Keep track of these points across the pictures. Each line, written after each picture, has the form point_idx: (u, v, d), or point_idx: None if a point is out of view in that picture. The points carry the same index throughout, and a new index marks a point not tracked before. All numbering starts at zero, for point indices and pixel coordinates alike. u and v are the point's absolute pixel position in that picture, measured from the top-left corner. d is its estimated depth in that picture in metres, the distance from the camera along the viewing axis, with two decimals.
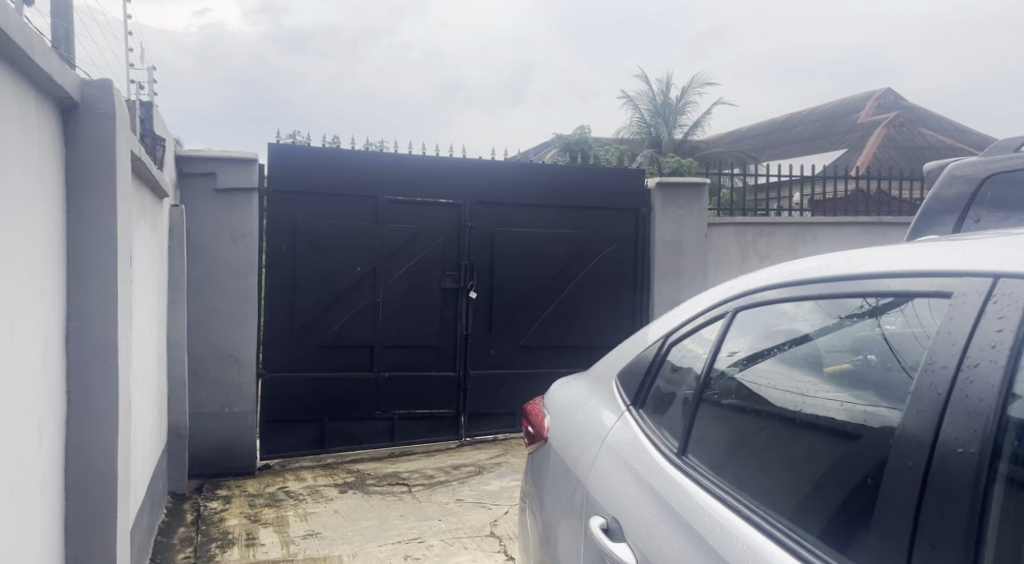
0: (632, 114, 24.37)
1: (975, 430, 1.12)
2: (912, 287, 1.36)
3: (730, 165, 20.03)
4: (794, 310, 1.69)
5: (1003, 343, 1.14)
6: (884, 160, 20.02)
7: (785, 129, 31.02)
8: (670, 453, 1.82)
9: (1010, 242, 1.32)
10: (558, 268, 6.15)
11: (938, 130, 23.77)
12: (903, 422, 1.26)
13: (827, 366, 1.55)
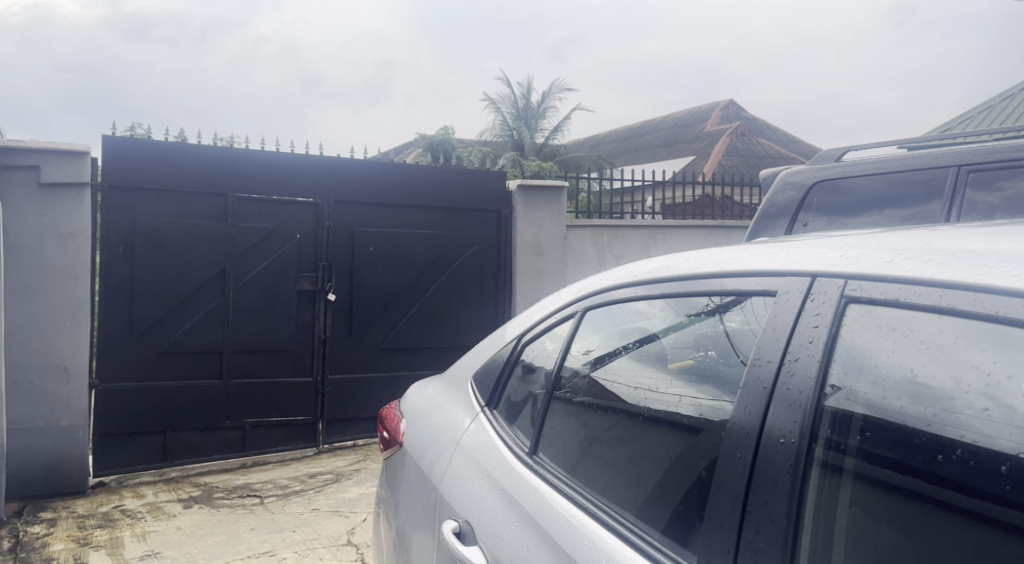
0: (495, 116, 24.65)
1: (794, 421, 1.20)
2: (749, 286, 1.43)
3: (588, 170, 20.71)
4: (643, 308, 1.74)
5: (819, 338, 1.23)
6: (728, 168, 21.41)
7: (642, 135, 32.46)
8: (522, 453, 1.84)
9: (828, 244, 1.42)
10: (420, 269, 6.09)
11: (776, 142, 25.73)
12: (734, 414, 1.33)
13: (674, 362, 1.61)
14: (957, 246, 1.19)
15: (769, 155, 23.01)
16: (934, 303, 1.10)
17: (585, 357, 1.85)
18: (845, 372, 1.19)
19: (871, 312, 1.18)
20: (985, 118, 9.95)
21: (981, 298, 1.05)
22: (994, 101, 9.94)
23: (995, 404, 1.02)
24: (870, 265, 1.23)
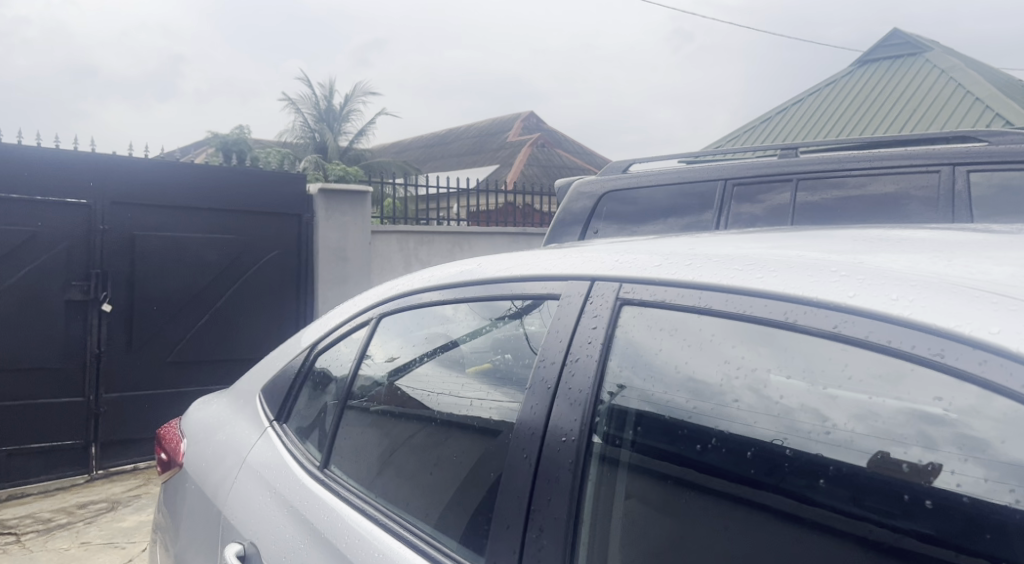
0: (296, 117, 23.73)
1: (575, 420, 1.25)
2: (548, 289, 1.45)
3: (393, 175, 20.55)
4: (452, 312, 1.71)
5: (597, 339, 1.29)
6: (529, 177, 22.26)
7: (448, 142, 32.83)
8: (314, 468, 1.78)
9: (608, 249, 1.51)
10: (212, 276, 5.70)
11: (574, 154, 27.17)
12: (521, 415, 1.36)
13: (476, 366, 1.60)
14: (714, 251, 1.32)
15: (567, 165, 24.23)
16: (694, 304, 1.21)
17: (387, 364, 1.81)
18: (620, 371, 1.26)
19: (643, 313, 1.27)
20: (749, 136, 11.15)
21: (733, 299, 1.16)
22: (756, 122, 11.16)
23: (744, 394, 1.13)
24: (641, 269, 1.32)
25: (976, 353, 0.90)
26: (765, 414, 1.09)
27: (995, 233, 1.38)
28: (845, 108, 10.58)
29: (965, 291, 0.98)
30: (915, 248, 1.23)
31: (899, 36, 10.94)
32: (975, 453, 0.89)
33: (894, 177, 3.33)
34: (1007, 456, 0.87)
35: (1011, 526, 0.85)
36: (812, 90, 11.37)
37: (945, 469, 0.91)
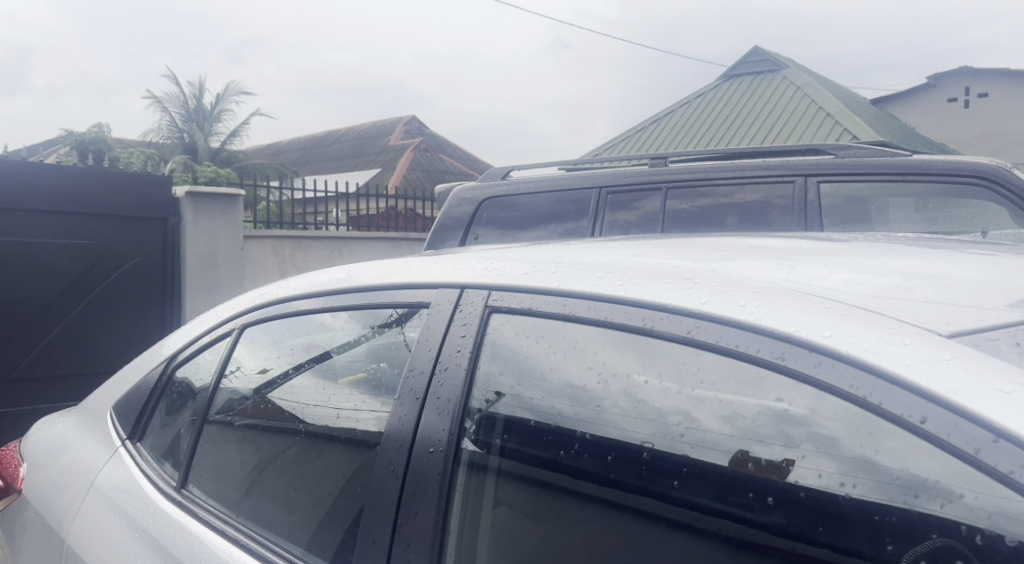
0: (161, 116, 22.44)
1: (443, 430, 1.25)
2: (426, 296, 1.42)
3: (267, 178, 19.83)
4: (331, 320, 1.64)
5: (466, 347, 1.29)
6: (412, 182, 22.09)
7: (328, 144, 32.02)
8: (169, 488, 1.69)
9: (480, 257, 1.51)
10: (64, 285, 5.30)
11: (457, 159, 27.26)
12: (388, 426, 1.34)
13: (350, 376, 1.54)
14: (580, 259, 1.35)
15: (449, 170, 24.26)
16: (559, 311, 1.23)
17: (259, 376, 1.71)
18: (489, 379, 1.27)
19: (510, 320, 1.28)
20: (624, 144, 11.49)
21: (596, 306, 1.19)
22: (631, 131, 11.52)
23: (607, 399, 1.15)
24: (508, 276, 1.34)
25: (813, 356, 0.95)
26: (628, 417, 1.12)
27: (833, 242, 1.49)
28: (712, 120, 11.13)
29: (804, 297, 1.04)
30: (763, 256, 1.30)
31: (759, 52, 11.63)
32: (816, 450, 0.94)
33: (761, 187, 3.51)
34: (842, 452, 0.92)
35: (847, 516, 0.90)
36: (683, 102, 11.89)
37: (796, 461, 0.96)
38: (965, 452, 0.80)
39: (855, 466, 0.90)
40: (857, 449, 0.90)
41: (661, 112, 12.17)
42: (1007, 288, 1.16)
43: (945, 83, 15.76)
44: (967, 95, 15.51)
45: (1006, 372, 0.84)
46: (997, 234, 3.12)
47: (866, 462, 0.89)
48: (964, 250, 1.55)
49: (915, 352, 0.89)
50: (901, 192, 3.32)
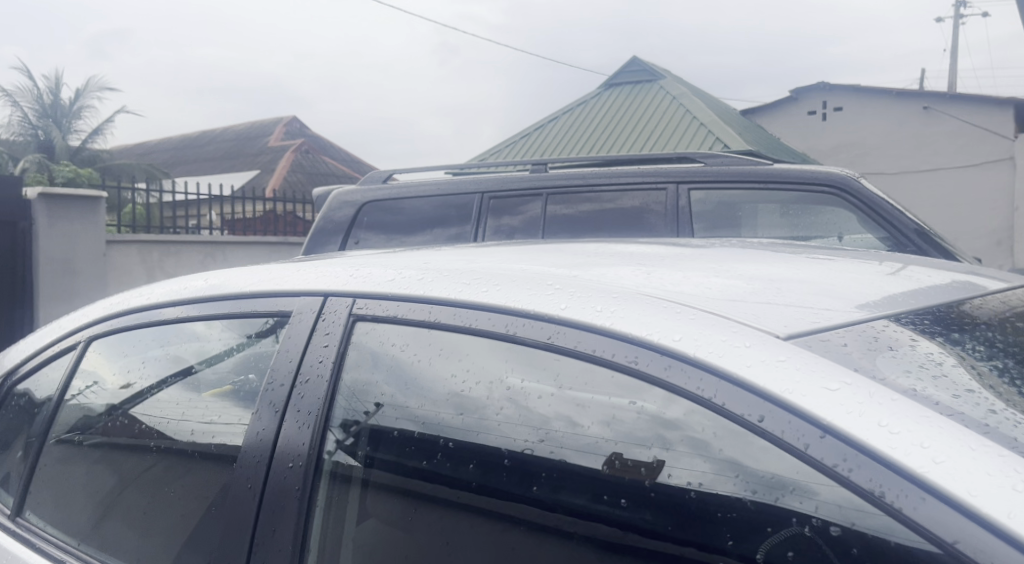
0: (13, 110, 20.74)
1: (302, 444, 1.21)
2: (295, 303, 1.36)
3: (134, 179, 18.73)
4: (205, 329, 1.53)
5: (328, 357, 1.26)
6: (293, 185, 21.49)
7: (204, 144, 30.57)
8: (5, 519, 1.60)
9: (348, 264, 1.48)
10: None
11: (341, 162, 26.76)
12: (245, 441, 1.29)
13: (216, 388, 1.45)
14: (446, 266, 1.34)
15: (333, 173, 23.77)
16: (425, 318, 1.22)
17: (122, 391, 1.59)
18: (353, 390, 1.23)
19: (375, 329, 1.26)
20: (508, 150, 11.57)
21: (460, 313, 1.18)
22: (515, 137, 11.63)
23: (469, 406, 1.14)
24: (373, 283, 1.31)
25: (663, 360, 0.97)
26: (489, 423, 1.11)
27: (693, 248, 1.55)
28: (594, 128, 11.41)
29: (658, 302, 1.06)
30: (624, 262, 1.33)
31: (637, 64, 12.06)
32: (666, 449, 0.96)
33: (639, 193, 3.62)
34: (690, 451, 0.94)
35: (695, 514, 0.91)
36: (566, 109, 12.13)
37: (652, 459, 0.97)
38: (796, 448, 0.84)
39: (701, 463, 0.93)
40: (704, 447, 0.93)
41: (545, 118, 12.41)
42: (843, 290, 1.25)
43: (808, 96, 14.37)
44: (825, 108, 14.20)
45: (834, 371, 0.89)
46: (852, 239, 3.32)
47: (710, 459, 0.92)
48: (812, 255, 1.66)
49: (756, 353, 0.93)
50: (767, 199, 3.49)
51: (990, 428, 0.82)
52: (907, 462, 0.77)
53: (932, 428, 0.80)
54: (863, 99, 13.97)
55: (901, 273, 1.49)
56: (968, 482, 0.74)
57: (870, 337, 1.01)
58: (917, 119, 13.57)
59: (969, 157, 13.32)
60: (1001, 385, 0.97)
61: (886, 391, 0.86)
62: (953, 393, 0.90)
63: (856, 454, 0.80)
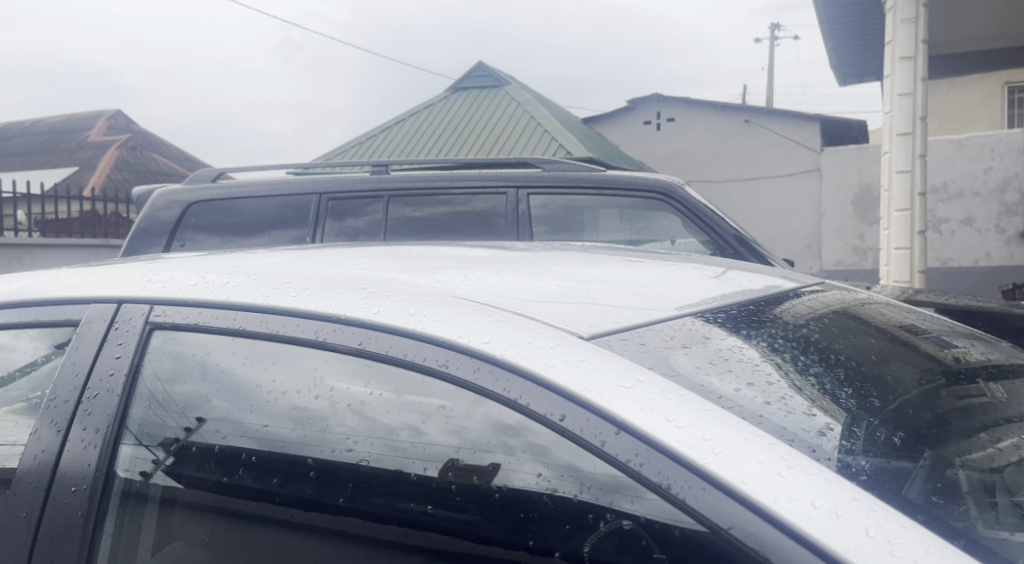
0: None
1: (87, 465, 1.11)
2: (88, 310, 1.25)
3: None
4: (8, 340, 1.34)
5: (120, 370, 1.17)
6: (116, 184, 19.89)
7: (13, 137, 27.65)
8: None
9: (160, 267, 1.37)
10: None
11: (174, 160, 25.12)
12: (21, 465, 1.16)
13: (7, 407, 1.28)
14: (259, 269, 1.27)
15: (164, 172, 22.26)
16: (230, 325, 1.15)
17: None
18: (151, 399, 1.16)
19: (174, 336, 1.19)
20: (352, 152, 11.29)
21: (267, 319, 1.12)
22: (361, 137, 11.40)
23: (282, 417, 1.09)
24: (174, 288, 1.23)
25: (472, 363, 0.96)
26: (308, 434, 1.06)
27: (514, 251, 1.56)
28: (441, 132, 11.41)
29: (467, 303, 1.05)
30: (441, 266, 1.32)
31: (483, 69, 12.16)
32: (476, 451, 0.95)
33: (486, 198, 3.64)
34: (497, 453, 0.94)
35: (498, 514, 0.91)
36: (412, 111, 12.03)
37: (459, 459, 0.96)
38: (593, 445, 0.87)
39: (507, 464, 0.93)
40: (510, 448, 0.93)
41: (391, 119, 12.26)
42: (650, 290, 1.30)
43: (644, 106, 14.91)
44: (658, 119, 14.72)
45: (631, 368, 0.91)
46: (683, 243, 3.49)
47: (515, 460, 0.93)
48: (639, 258, 1.72)
49: (559, 353, 0.94)
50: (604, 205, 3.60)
51: (765, 419, 0.88)
52: (691, 455, 0.81)
53: (713, 420, 0.84)
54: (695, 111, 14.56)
55: (723, 276, 1.59)
56: (743, 470, 0.79)
57: (667, 335, 1.05)
58: (741, 132, 14.19)
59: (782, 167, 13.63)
60: (779, 378, 1.05)
61: (675, 387, 0.89)
62: (734, 387, 0.95)
63: (648, 449, 0.83)
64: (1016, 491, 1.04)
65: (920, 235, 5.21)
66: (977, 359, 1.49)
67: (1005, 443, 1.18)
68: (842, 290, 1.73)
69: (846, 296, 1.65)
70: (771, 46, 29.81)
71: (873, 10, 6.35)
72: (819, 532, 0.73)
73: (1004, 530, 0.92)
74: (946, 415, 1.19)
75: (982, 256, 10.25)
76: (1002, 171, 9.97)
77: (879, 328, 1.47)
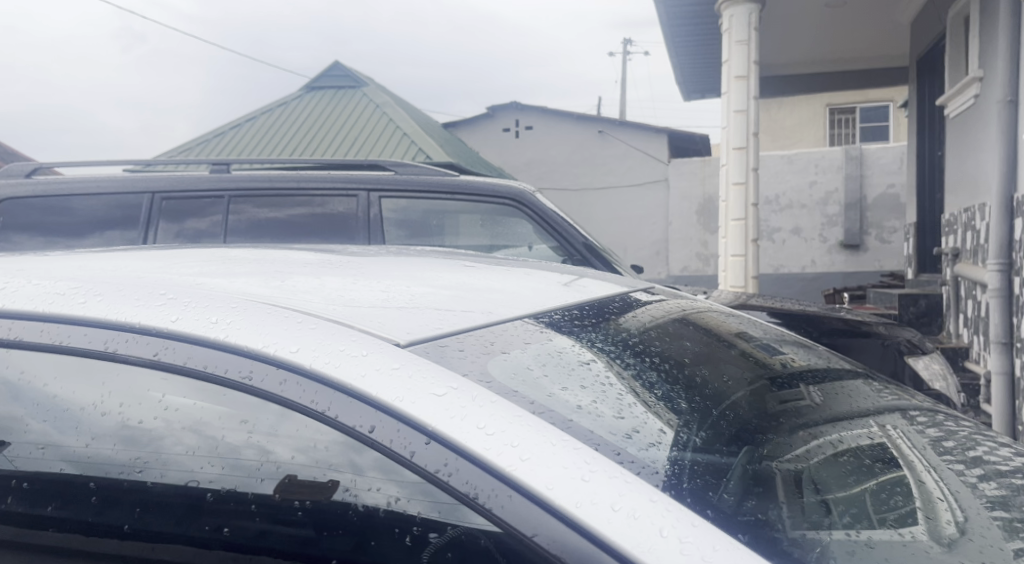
0: None
1: None
2: None
3: None
4: None
5: None
6: None
7: None
8: None
9: None
10: None
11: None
12: None
13: None
14: (51, 273, 1.14)
15: None
16: (7, 336, 1.03)
17: None
18: None
19: None
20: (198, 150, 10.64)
21: (49, 328, 1.01)
22: (208, 134, 10.75)
23: (83, 437, 0.98)
24: None
25: (278, 374, 0.90)
26: (145, 456, 0.95)
27: (342, 255, 1.47)
28: (296, 133, 11.03)
29: (277, 310, 0.99)
30: (255, 270, 1.22)
31: (339, 68, 11.85)
32: (320, 468, 0.88)
33: (343, 199, 3.37)
34: (335, 470, 0.88)
35: (304, 529, 0.87)
36: (264, 110, 11.54)
37: (299, 476, 0.89)
38: (402, 456, 0.84)
39: (343, 481, 0.87)
40: (351, 466, 0.87)
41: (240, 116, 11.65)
42: (492, 296, 1.27)
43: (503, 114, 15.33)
44: (516, 126, 15.02)
45: (443, 375, 0.89)
46: (542, 249, 3.32)
47: (359, 479, 0.86)
48: (489, 263, 1.67)
49: (370, 361, 0.89)
50: (464, 209, 3.40)
51: (573, 424, 0.88)
52: (499, 463, 0.80)
53: (522, 426, 0.83)
54: (551, 120, 14.89)
55: (575, 283, 1.57)
56: (548, 475, 0.78)
57: (487, 341, 1.03)
58: (596, 142, 14.50)
59: (633, 179, 13.94)
60: (606, 382, 1.06)
61: (488, 393, 0.87)
62: (549, 392, 0.95)
63: (456, 458, 0.81)
64: (822, 487, 1.10)
65: (754, 243, 5.61)
66: (796, 364, 1.59)
67: (813, 440, 1.26)
68: (679, 296, 1.79)
69: (688, 303, 1.72)
70: (625, 58, 30.46)
71: (711, 29, 6.74)
72: (617, 535, 0.74)
73: (805, 525, 0.96)
74: (761, 415, 1.26)
75: (809, 263, 11.14)
76: (825, 186, 10.93)
77: (715, 333, 1.53)
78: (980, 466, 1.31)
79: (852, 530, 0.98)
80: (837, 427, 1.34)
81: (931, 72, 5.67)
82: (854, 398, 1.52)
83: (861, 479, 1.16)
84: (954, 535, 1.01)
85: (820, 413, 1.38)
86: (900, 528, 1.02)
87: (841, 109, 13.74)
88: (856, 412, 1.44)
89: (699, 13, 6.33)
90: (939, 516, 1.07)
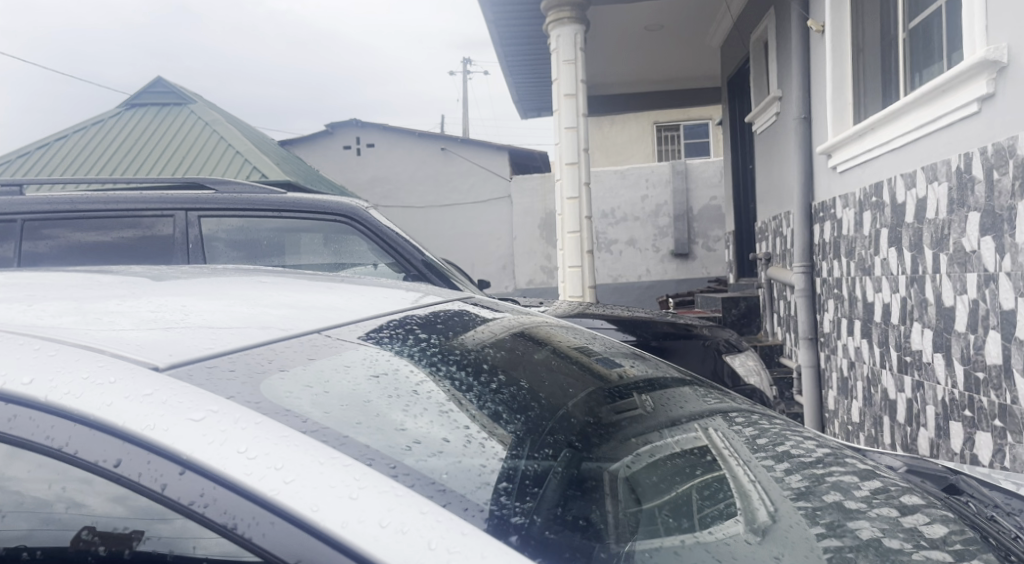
0: None
1: None
2: None
3: None
4: None
5: None
6: None
7: None
8: None
9: None
10: None
11: None
12: None
13: None
14: None
15: None
16: None
17: None
18: None
19: None
20: None
21: None
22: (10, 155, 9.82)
23: None
24: None
25: (8, 410, 0.80)
26: None
27: (119, 277, 1.33)
28: (114, 153, 10.32)
29: (10, 339, 0.88)
30: (5, 298, 1.08)
31: (162, 84, 11.16)
32: (109, 516, 0.78)
33: (161, 221, 3.12)
34: (117, 518, 0.77)
35: None
36: (77, 128, 10.71)
37: (74, 525, 0.79)
38: (152, 490, 0.76)
39: (127, 529, 0.77)
40: (139, 512, 0.77)
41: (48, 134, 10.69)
42: (293, 313, 1.20)
43: (344, 131, 15.20)
44: (357, 144, 15.00)
45: (202, 399, 0.82)
46: (383, 267, 3.23)
47: (150, 525, 0.76)
48: (301, 280, 1.58)
49: (115, 389, 0.81)
50: (294, 228, 3.24)
51: (348, 440, 0.84)
52: (260, 488, 0.74)
53: (286, 446, 0.78)
54: (392, 138, 14.88)
55: (407, 301, 1.52)
56: (314, 496, 0.74)
57: (265, 359, 0.97)
58: (437, 159, 14.59)
59: (476, 195, 14.03)
60: (410, 396, 1.03)
61: (253, 415, 0.81)
62: (328, 410, 0.90)
63: (213, 488, 0.75)
64: (639, 490, 1.11)
65: (589, 254, 5.82)
66: (625, 372, 1.63)
67: (630, 444, 1.28)
68: (511, 309, 1.78)
69: (523, 316, 1.72)
70: (465, 76, 30.89)
71: (541, 49, 6.96)
72: (382, 552, 0.71)
73: (620, 534, 0.96)
74: (585, 424, 1.26)
75: (644, 272, 11.73)
76: (655, 200, 11.58)
77: (548, 345, 1.54)
78: (787, 461, 1.39)
79: (662, 535, 0.99)
80: (657, 432, 1.38)
81: (740, 93, 6.14)
82: (672, 401, 1.57)
83: (679, 481, 1.18)
84: (755, 527, 1.06)
85: (634, 414, 1.42)
86: (713, 526, 1.04)
87: (666, 127, 14.62)
88: (681, 418, 1.49)
89: (531, 34, 6.51)
90: (744, 509, 1.12)
